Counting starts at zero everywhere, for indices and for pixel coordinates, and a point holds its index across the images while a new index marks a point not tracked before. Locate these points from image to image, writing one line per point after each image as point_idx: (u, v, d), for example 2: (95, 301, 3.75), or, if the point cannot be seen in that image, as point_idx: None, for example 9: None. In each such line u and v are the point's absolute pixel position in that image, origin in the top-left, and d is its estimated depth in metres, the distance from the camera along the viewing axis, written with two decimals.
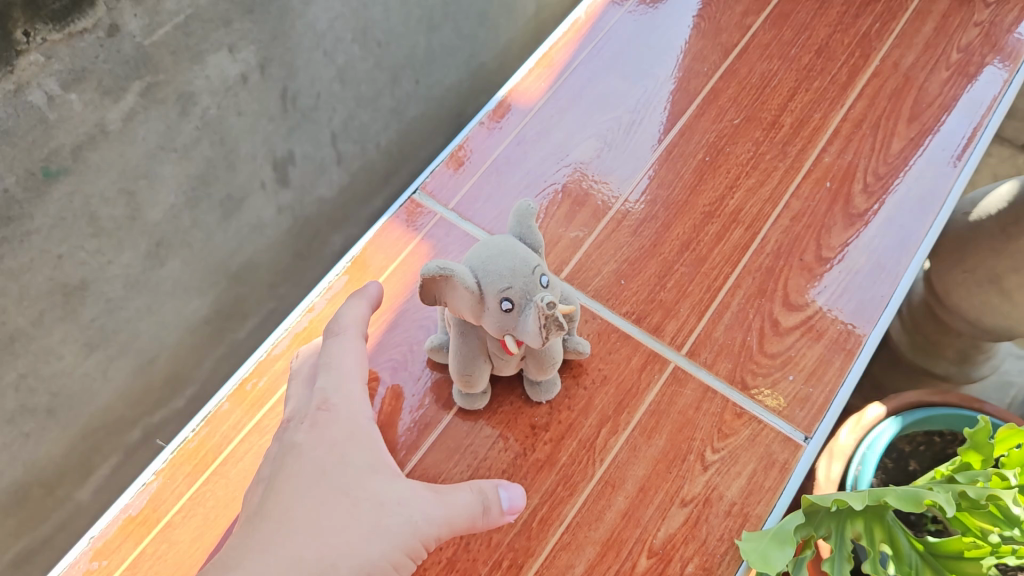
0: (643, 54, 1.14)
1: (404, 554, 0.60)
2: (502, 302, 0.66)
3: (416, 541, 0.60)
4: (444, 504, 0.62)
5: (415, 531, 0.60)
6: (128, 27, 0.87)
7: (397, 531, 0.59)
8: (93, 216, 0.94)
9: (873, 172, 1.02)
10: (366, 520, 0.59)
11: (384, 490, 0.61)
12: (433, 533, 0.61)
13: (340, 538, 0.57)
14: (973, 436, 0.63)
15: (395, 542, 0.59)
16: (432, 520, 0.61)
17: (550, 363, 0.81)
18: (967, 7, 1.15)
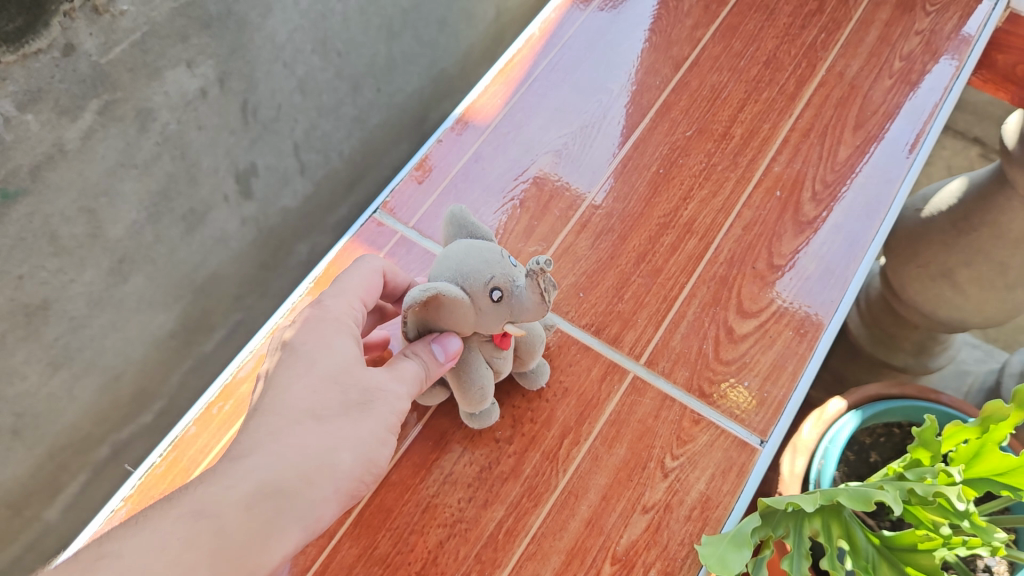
0: (597, 69, 1.15)
1: (387, 430, 0.67)
2: (491, 293, 0.67)
3: (393, 415, 0.68)
4: (406, 376, 0.69)
5: (392, 406, 0.68)
6: (84, 46, 0.87)
7: (380, 407, 0.67)
8: (54, 235, 0.93)
9: (821, 180, 1.05)
10: (354, 405, 0.65)
11: (370, 375, 0.67)
12: (402, 405, 0.69)
13: (335, 425, 0.64)
14: (922, 433, 0.66)
15: (380, 420, 0.66)
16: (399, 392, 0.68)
17: (534, 344, 0.81)
18: (908, 15, 1.19)
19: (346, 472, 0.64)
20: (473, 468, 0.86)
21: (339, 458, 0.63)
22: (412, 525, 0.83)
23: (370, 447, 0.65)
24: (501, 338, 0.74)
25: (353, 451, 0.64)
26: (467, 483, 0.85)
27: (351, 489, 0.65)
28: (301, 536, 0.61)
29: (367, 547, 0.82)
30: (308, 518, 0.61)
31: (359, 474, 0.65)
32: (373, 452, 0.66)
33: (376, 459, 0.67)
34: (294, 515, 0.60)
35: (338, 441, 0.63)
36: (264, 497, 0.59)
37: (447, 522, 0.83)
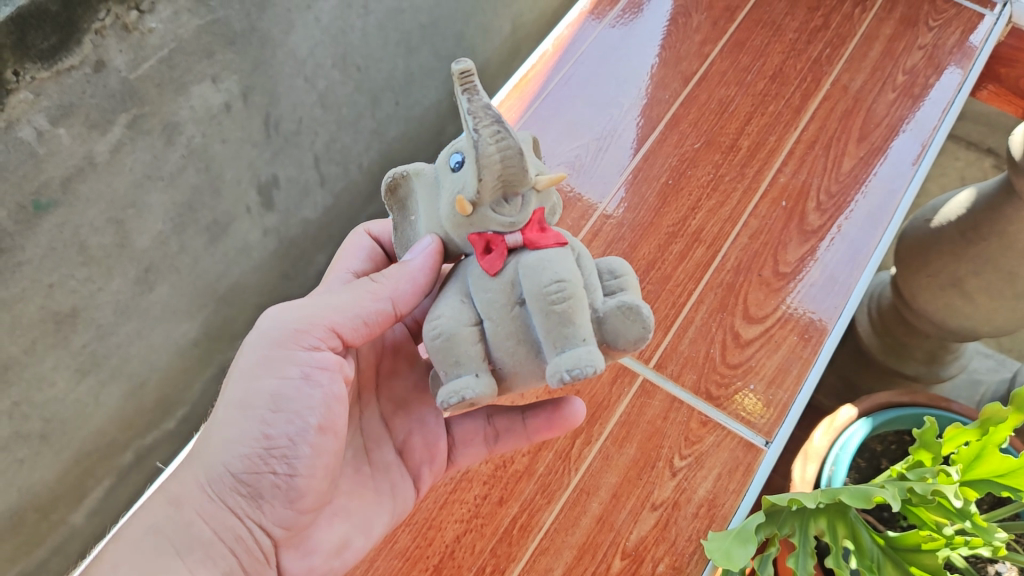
0: (609, 84, 1.18)
1: (256, 394, 0.66)
2: (453, 166, 0.60)
3: (258, 372, 0.67)
4: (277, 315, 0.69)
5: (254, 365, 0.67)
6: (114, 62, 0.90)
7: (244, 373, 0.67)
8: (83, 245, 0.95)
9: (825, 191, 1.07)
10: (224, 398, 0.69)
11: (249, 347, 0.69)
12: (271, 350, 0.67)
13: (217, 421, 0.67)
14: (922, 435, 0.68)
15: (238, 388, 0.67)
16: (264, 335, 0.68)
17: (552, 298, 0.56)
18: (912, 30, 1.21)
19: (211, 470, 0.65)
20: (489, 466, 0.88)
21: (206, 455, 0.66)
22: (430, 520, 0.85)
23: (233, 425, 0.65)
24: (486, 249, 0.60)
25: (215, 445, 0.66)
26: (483, 481, 0.87)
27: (235, 482, 0.65)
28: (188, 559, 0.63)
29: (388, 540, 0.84)
30: (199, 537, 0.64)
31: (227, 462, 0.64)
32: (237, 428, 0.65)
33: (250, 431, 0.65)
34: (170, 538, 0.63)
35: (205, 448, 0.66)
36: (136, 534, 0.64)
37: (464, 517, 0.85)
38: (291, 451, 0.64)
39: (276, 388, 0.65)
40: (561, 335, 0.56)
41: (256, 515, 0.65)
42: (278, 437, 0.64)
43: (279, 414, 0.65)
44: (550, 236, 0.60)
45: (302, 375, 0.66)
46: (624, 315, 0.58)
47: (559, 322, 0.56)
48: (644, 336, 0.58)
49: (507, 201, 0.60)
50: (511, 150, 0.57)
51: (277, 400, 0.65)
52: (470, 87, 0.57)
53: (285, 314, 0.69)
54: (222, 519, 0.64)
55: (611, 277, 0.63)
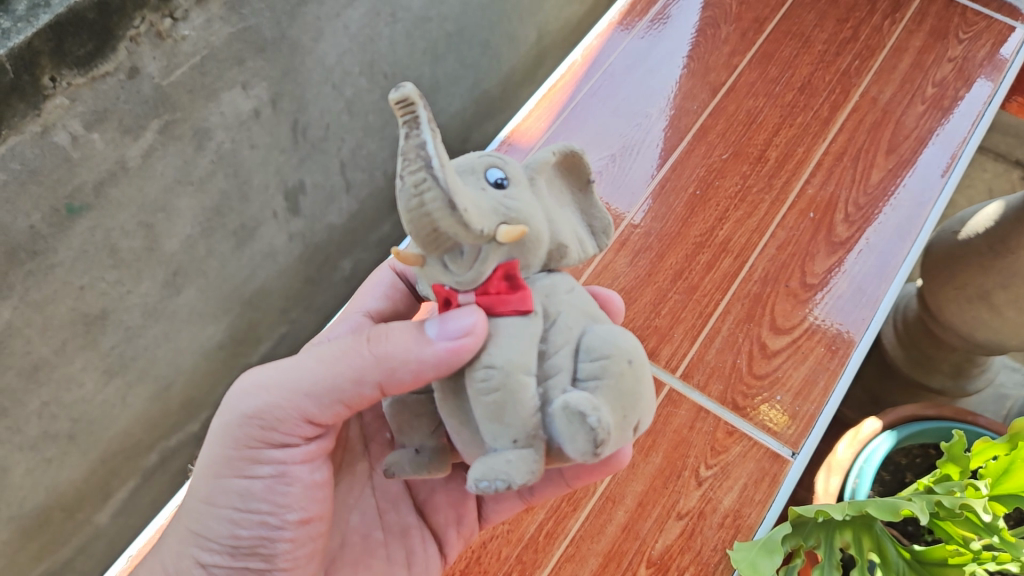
0: (637, 95, 1.18)
1: (223, 493, 0.62)
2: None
3: (221, 469, 0.62)
4: (242, 393, 0.62)
5: (216, 457, 0.63)
6: (147, 69, 0.90)
7: (220, 461, 0.62)
8: (114, 248, 0.96)
9: (854, 203, 1.07)
10: (193, 480, 0.66)
11: (220, 423, 0.63)
12: (234, 448, 0.62)
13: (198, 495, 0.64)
14: (950, 449, 0.68)
15: (202, 480, 0.63)
16: (228, 421, 0.62)
17: (481, 388, 0.48)
18: (942, 42, 1.21)
19: (179, 561, 0.64)
20: None
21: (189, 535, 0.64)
22: None
23: (200, 520, 0.63)
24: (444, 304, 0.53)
25: (183, 536, 0.64)
26: None
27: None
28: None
29: None
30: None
31: (195, 555, 0.64)
32: (203, 524, 0.63)
33: (218, 530, 0.63)
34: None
35: (175, 536, 0.65)
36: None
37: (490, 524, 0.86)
38: (263, 550, 0.63)
39: (243, 487, 0.62)
40: (490, 429, 0.48)
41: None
42: (248, 536, 0.63)
43: (247, 515, 0.62)
44: (513, 298, 0.49)
45: (274, 473, 0.62)
46: (568, 420, 0.46)
47: (487, 416, 0.48)
48: (588, 456, 0.46)
49: (459, 254, 0.49)
50: (439, 207, 0.45)
51: (246, 500, 0.62)
52: (411, 122, 0.44)
53: (251, 396, 0.61)
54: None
55: (591, 356, 0.49)
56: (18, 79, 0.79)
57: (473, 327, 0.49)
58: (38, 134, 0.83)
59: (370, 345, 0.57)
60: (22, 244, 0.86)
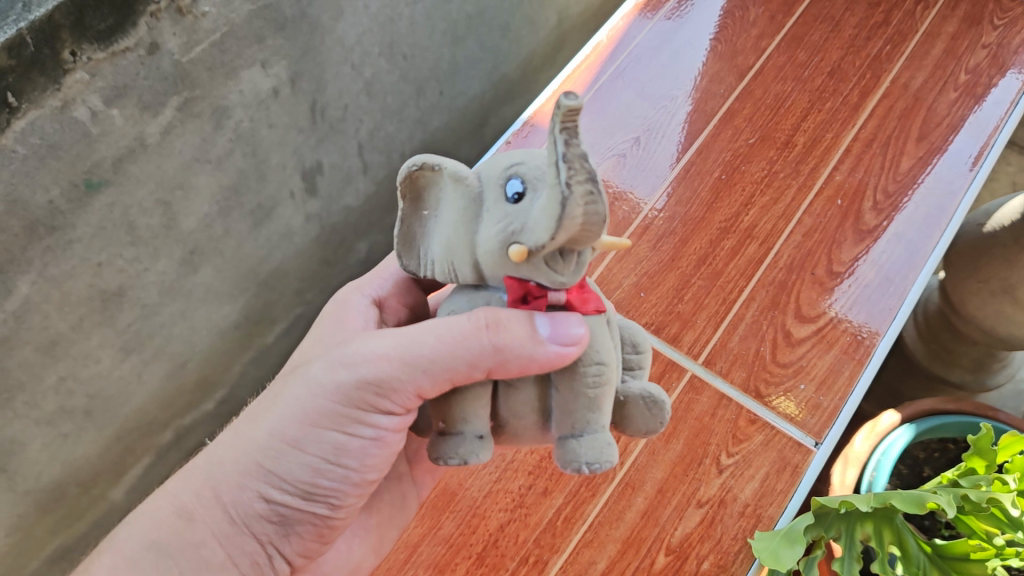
0: (663, 77, 1.17)
1: (316, 442, 0.58)
2: (510, 195, 0.48)
3: (322, 419, 0.58)
4: (361, 352, 0.57)
5: (312, 403, 0.58)
6: (167, 45, 0.88)
7: (315, 407, 0.58)
8: (132, 225, 0.95)
9: (882, 190, 1.05)
10: (264, 414, 0.60)
11: (326, 372, 0.57)
12: (342, 405, 0.57)
13: (279, 429, 0.58)
14: (977, 442, 0.66)
15: (290, 422, 0.58)
16: (338, 377, 0.57)
17: (591, 382, 0.52)
18: (975, 29, 1.19)
19: (237, 492, 0.59)
20: (534, 456, 0.89)
21: (256, 470, 0.59)
22: (475, 507, 0.86)
23: (278, 460, 0.59)
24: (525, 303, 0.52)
25: (248, 468, 0.59)
26: (528, 471, 0.88)
27: (264, 513, 0.60)
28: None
29: (432, 527, 0.85)
30: (210, 561, 0.59)
31: (262, 491, 0.59)
32: (283, 466, 0.59)
33: (299, 475, 0.59)
34: (172, 560, 0.58)
35: (230, 463, 0.59)
36: (132, 547, 0.58)
37: (508, 506, 0.86)
38: (335, 496, 0.62)
39: (341, 442, 0.59)
40: (585, 420, 0.52)
41: (278, 542, 0.62)
42: (327, 484, 0.61)
43: (337, 466, 0.60)
44: (593, 297, 0.53)
45: (374, 437, 0.59)
46: (646, 409, 0.57)
47: (591, 407, 0.52)
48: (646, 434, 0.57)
49: (567, 257, 0.49)
50: (596, 219, 0.44)
51: (338, 454, 0.59)
52: (574, 133, 0.42)
53: (370, 359, 0.56)
54: (238, 544, 0.60)
55: (635, 350, 0.59)
56: (39, 53, 0.78)
57: (580, 337, 0.50)
58: (58, 108, 0.82)
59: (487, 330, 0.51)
60: (40, 219, 0.85)
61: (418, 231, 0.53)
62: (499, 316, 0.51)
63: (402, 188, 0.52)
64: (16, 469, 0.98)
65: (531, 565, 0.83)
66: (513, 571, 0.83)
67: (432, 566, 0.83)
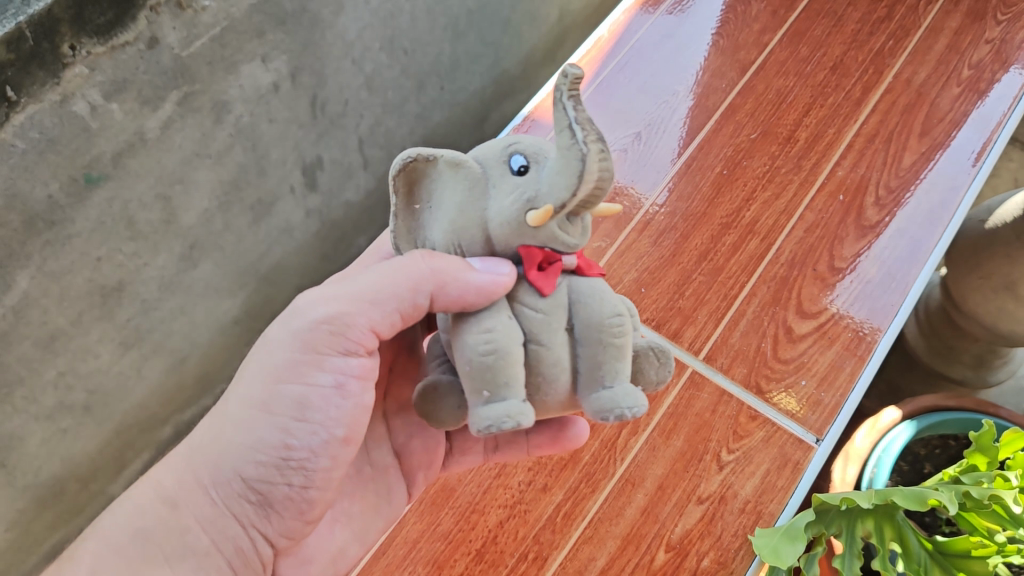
0: (664, 71, 1.17)
1: (279, 399, 0.58)
2: (515, 169, 0.52)
3: (282, 373, 0.58)
4: (308, 303, 0.59)
5: (269, 362, 0.59)
6: (167, 39, 0.88)
7: (274, 362, 0.58)
8: (131, 220, 0.95)
9: (885, 186, 1.05)
10: (233, 387, 0.61)
11: (279, 332, 0.59)
12: (301, 353, 0.58)
13: (245, 393, 0.59)
14: (979, 439, 0.66)
15: (254, 383, 0.59)
16: (292, 329, 0.59)
17: (615, 332, 0.52)
18: (979, 24, 1.18)
19: (210, 471, 0.59)
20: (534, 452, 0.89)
21: (229, 441, 0.58)
22: (474, 504, 0.86)
23: (246, 424, 0.58)
24: (538, 270, 0.53)
25: (221, 441, 0.59)
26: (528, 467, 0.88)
27: (241, 492, 0.59)
28: (180, 569, 0.57)
29: (431, 523, 0.85)
30: (194, 548, 0.59)
31: (235, 467, 0.58)
32: (251, 432, 0.58)
33: (267, 439, 0.58)
34: (157, 545, 0.58)
35: (206, 445, 0.60)
36: (115, 534, 0.58)
37: (507, 503, 0.86)
38: (311, 462, 0.59)
39: (302, 394, 0.58)
40: (613, 371, 0.52)
41: (260, 524, 0.60)
42: (299, 448, 0.58)
43: (304, 424, 0.58)
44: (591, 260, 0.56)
45: (334, 383, 0.58)
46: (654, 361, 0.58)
47: (618, 356, 0.52)
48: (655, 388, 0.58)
49: (574, 220, 0.53)
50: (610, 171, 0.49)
51: (302, 408, 0.58)
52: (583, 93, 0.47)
53: (315, 309, 0.59)
54: (222, 528, 0.59)
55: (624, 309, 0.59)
56: (38, 47, 0.78)
57: (509, 269, 0.52)
58: (57, 103, 0.82)
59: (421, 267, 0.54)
60: (39, 214, 0.85)
61: (416, 222, 0.57)
62: (431, 255, 0.54)
63: (394, 180, 0.54)
64: (16, 464, 0.98)
65: (530, 561, 0.83)
66: (513, 567, 0.82)
67: (431, 562, 0.83)
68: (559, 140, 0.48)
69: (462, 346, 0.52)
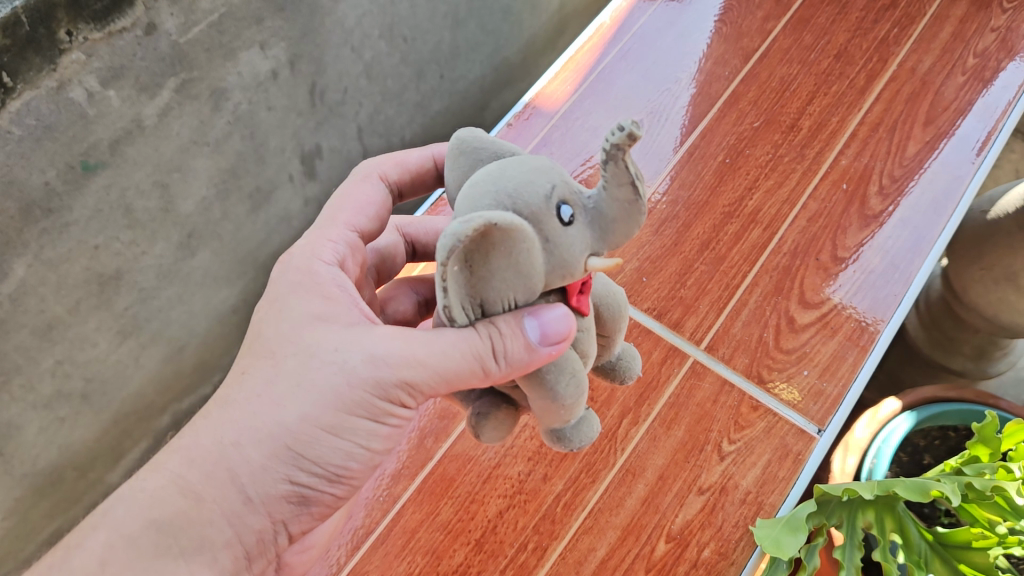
0: (666, 59, 1.16)
1: (348, 428, 0.57)
2: (563, 218, 0.47)
3: (357, 408, 0.56)
4: (393, 347, 0.56)
5: (343, 389, 0.56)
6: (165, 26, 0.87)
7: (343, 389, 0.56)
8: (129, 208, 0.94)
9: (888, 174, 1.04)
10: (289, 393, 0.56)
11: (355, 362, 0.56)
12: (379, 397, 0.56)
13: (310, 410, 0.56)
14: (981, 430, 0.66)
15: (325, 407, 0.56)
16: (375, 369, 0.56)
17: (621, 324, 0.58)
18: (984, 12, 1.17)
19: (262, 477, 0.56)
20: (534, 441, 0.89)
21: (285, 455, 0.56)
22: (474, 493, 0.86)
23: (310, 444, 0.56)
24: (579, 297, 0.52)
25: (278, 453, 0.56)
26: (527, 457, 0.88)
27: (285, 494, 0.57)
28: (195, 564, 0.54)
29: (430, 513, 0.85)
30: (213, 542, 0.55)
31: (289, 473, 0.57)
32: (314, 450, 0.56)
33: (328, 458, 0.57)
34: (175, 538, 0.54)
35: (252, 445, 0.56)
36: (129, 523, 0.54)
37: (507, 492, 0.85)
38: (351, 477, 0.61)
39: (370, 427, 0.58)
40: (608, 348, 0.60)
41: (288, 521, 0.59)
42: (349, 466, 0.59)
43: (361, 449, 0.59)
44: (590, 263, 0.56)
45: (396, 422, 0.59)
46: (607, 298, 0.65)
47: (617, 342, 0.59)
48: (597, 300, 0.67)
49: None
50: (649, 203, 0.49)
51: (363, 438, 0.58)
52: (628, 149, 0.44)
53: (397, 350, 0.56)
54: (247, 522, 0.56)
55: None
56: (34, 32, 0.77)
57: (570, 330, 0.50)
58: (54, 89, 0.81)
59: (494, 358, 0.50)
60: (37, 201, 0.84)
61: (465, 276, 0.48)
62: (498, 333, 0.50)
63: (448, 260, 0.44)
64: (14, 453, 0.97)
65: (530, 550, 0.82)
66: (513, 556, 0.82)
67: (430, 551, 0.83)
68: (619, 194, 0.47)
69: (547, 399, 0.53)
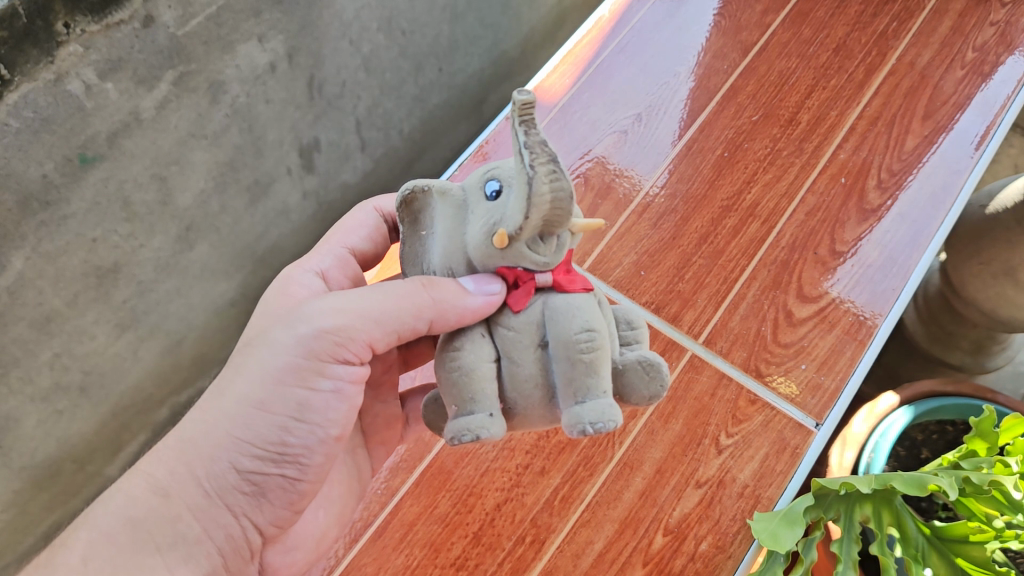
0: (664, 52, 1.16)
1: (281, 400, 0.57)
2: (489, 193, 0.52)
3: (286, 376, 0.57)
4: (312, 313, 0.59)
5: (269, 362, 0.58)
6: (162, 18, 0.86)
7: (271, 360, 0.58)
8: (127, 201, 0.94)
9: (887, 169, 1.04)
10: (223, 384, 0.58)
11: (278, 334, 0.59)
12: (305, 360, 0.57)
13: (241, 390, 0.57)
14: (979, 424, 0.66)
15: (255, 383, 0.57)
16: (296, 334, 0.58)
17: (583, 347, 0.51)
18: (983, 6, 1.17)
19: (209, 465, 0.56)
20: (532, 435, 0.88)
21: (221, 440, 0.56)
22: (471, 487, 0.86)
23: (244, 423, 0.57)
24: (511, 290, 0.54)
25: (218, 440, 0.56)
26: (525, 450, 0.88)
27: (237, 483, 0.57)
28: (171, 561, 0.55)
29: (429, 506, 0.85)
30: (185, 537, 0.56)
31: (233, 460, 0.57)
32: (251, 428, 0.57)
33: (266, 436, 0.57)
34: (149, 535, 0.55)
35: (199, 437, 0.57)
36: (107, 521, 0.55)
37: (504, 486, 0.85)
38: (304, 458, 0.59)
39: (305, 398, 0.58)
40: (585, 387, 0.51)
41: (251, 514, 0.59)
42: (294, 444, 0.58)
43: (303, 423, 0.58)
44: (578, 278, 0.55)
45: (334, 389, 0.59)
46: (646, 373, 0.56)
47: (588, 372, 0.51)
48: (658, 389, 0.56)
49: (546, 239, 0.52)
50: (565, 195, 0.48)
51: (301, 410, 0.58)
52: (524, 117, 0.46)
53: (316, 314, 0.59)
54: (214, 517, 0.57)
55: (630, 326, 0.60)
56: (31, 25, 0.77)
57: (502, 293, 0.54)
58: (51, 82, 0.81)
59: (426, 287, 0.55)
60: (34, 193, 0.84)
61: (418, 248, 0.58)
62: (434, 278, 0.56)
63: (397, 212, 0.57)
64: (12, 445, 0.97)
65: (528, 544, 0.83)
66: (510, 549, 0.82)
67: (427, 544, 0.83)
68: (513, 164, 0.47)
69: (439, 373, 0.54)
